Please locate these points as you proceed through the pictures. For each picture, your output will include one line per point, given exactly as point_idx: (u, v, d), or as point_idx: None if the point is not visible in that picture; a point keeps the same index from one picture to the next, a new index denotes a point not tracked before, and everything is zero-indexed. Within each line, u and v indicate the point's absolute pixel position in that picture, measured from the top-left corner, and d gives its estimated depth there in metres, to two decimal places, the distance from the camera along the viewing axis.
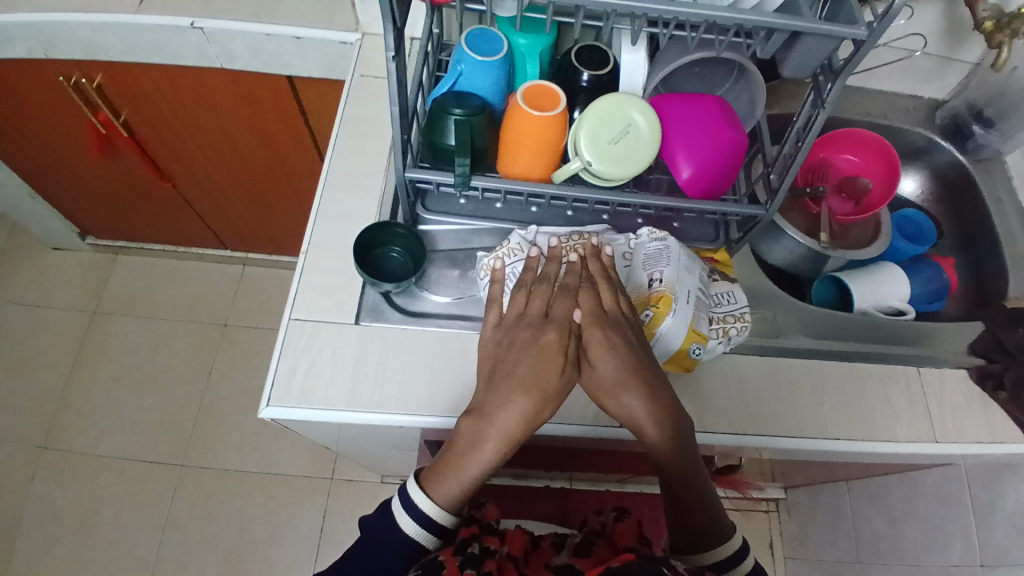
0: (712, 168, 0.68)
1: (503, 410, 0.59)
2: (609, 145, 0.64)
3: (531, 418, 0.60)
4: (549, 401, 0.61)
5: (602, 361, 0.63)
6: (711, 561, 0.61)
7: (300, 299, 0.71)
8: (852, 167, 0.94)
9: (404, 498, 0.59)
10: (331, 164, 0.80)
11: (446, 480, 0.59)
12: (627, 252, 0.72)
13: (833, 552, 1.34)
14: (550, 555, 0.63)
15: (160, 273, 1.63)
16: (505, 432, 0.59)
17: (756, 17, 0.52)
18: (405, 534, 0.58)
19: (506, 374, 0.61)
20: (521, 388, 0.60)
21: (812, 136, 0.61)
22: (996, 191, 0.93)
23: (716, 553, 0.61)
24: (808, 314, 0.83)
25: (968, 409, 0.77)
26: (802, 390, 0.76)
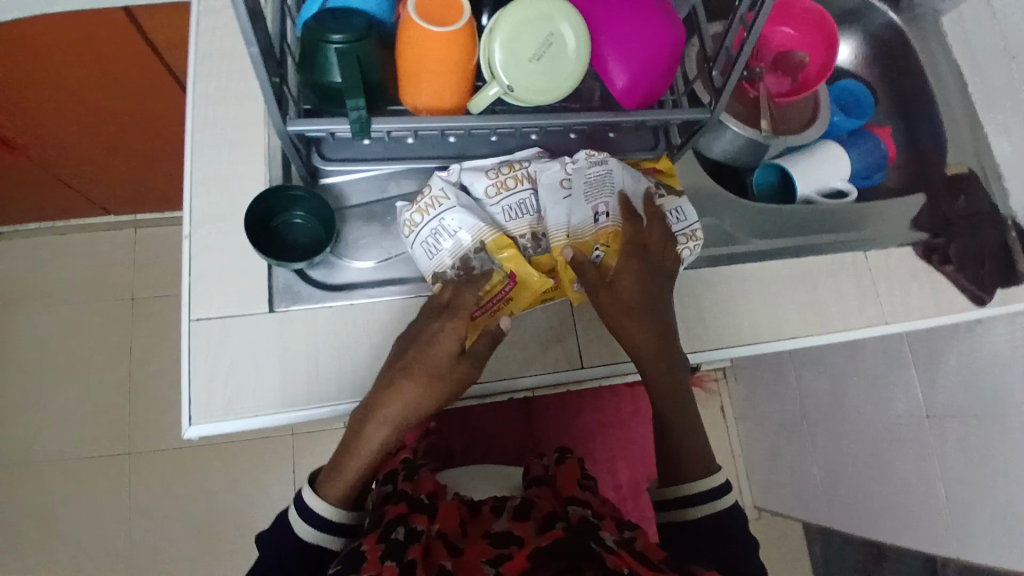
0: (649, 71, 0.59)
1: (393, 402, 0.59)
2: (530, 62, 0.53)
3: (423, 406, 0.60)
4: (443, 384, 0.60)
5: (626, 288, 0.64)
6: (689, 493, 0.61)
7: (200, 298, 0.62)
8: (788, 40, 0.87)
9: (302, 506, 0.59)
10: (196, 120, 0.66)
11: (341, 475, 0.59)
12: (565, 178, 0.64)
13: (778, 410, 1.43)
14: (490, 520, 0.65)
15: (41, 253, 1.41)
16: (392, 417, 0.59)
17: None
18: (304, 541, 0.58)
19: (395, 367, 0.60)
20: (416, 377, 0.59)
21: (760, 25, 0.54)
22: (931, 50, 0.89)
23: (694, 484, 0.62)
24: (757, 211, 0.77)
25: (915, 286, 0.78)
26: (762, 296, 0.74)
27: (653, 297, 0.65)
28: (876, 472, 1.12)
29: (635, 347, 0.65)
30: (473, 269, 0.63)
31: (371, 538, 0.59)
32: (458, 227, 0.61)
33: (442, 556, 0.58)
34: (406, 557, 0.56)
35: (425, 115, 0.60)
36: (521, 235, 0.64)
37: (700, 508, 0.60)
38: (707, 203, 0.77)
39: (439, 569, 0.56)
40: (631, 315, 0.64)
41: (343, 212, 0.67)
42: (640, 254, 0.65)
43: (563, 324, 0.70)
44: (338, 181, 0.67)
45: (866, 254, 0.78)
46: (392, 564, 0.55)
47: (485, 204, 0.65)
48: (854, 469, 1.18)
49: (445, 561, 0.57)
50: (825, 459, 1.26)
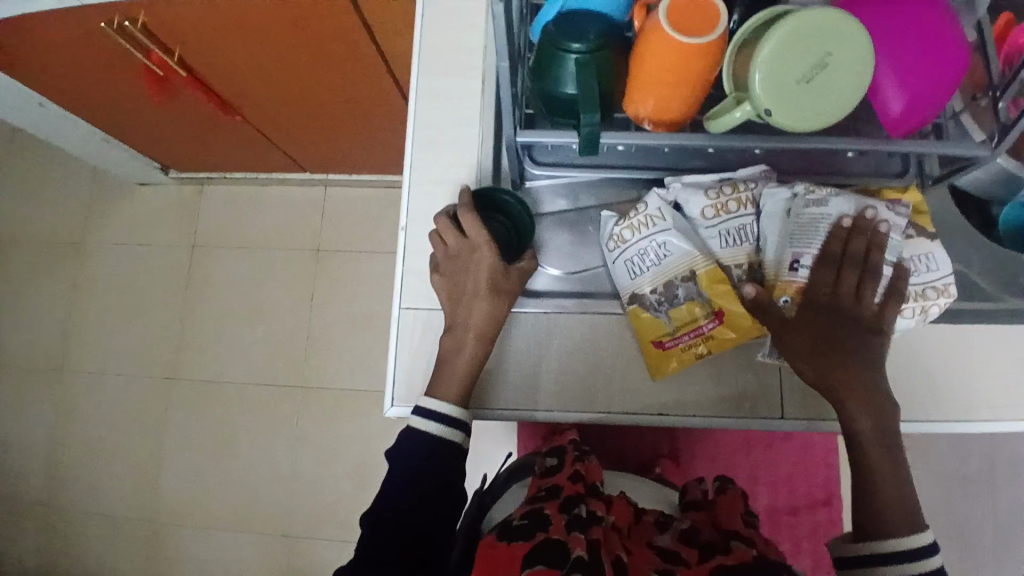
0: (927, 98, 0.51)
1: (475, 312, 0.60)
2: (795, 85, 0.47)
3: (501, 312, 0.61)
4: (510, 293, 0.61)
5: (804, 325, 0.56)
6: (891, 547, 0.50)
7: (411, 290, 0.65)
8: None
9: (421, 409, 0.59)
10: (417, 114, 0.68)
11: (448, 380, 0.60)
12: (789, 207, 0.58)
13: None
14: (652, 534, 0.62)
15: (246, 202, 1.58)
16: (478, 327, 0.60)
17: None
18: (429, 433, 0.58)
19: (464, 292, 0.60)
20: (491, 293, 0.60)
21: None
22: None
23: (895, 540, 0.50)
24: (1015, 261, 0.65)
25: None
26: (1001, 365, 0.64)
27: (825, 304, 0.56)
28: None
29: (845, 393, 0.55)
30: (677, 297, 0.59)
31: (552, 506, 0.58)
32: (670, 251, 0.59)
33: (618, 548, 0.54)
34: (591, 534, 0.54)
35: (655, 131, 0.56)
36: (734, 265, 0.60)
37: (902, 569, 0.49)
38: (948, 243, 0.66)
39: (619, 560, 0.52)
40: (830, 353, 0.55)
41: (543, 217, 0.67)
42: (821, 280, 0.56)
43: (762, 364, 0.64)
44: (549, 187, 0.67)
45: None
46: (578, 535, 0.53)
47: (699, 226, 0.60)
48: None
49: (620, 553, 0.54)
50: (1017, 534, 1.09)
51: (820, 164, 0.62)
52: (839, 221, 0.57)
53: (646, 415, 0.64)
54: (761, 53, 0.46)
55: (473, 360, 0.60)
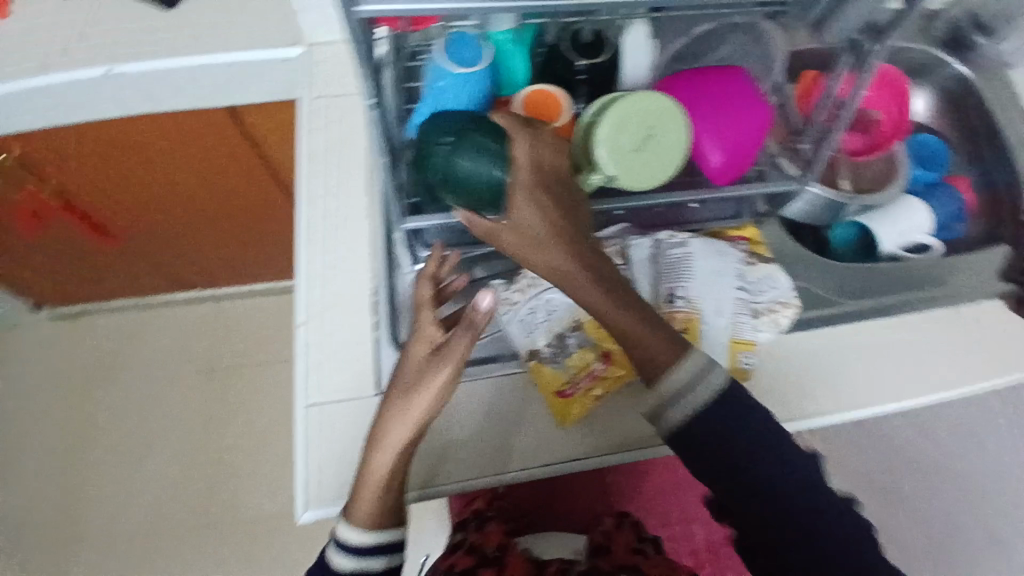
0: (739, 150, 0.62)
1: (385, 426, 0.57)
2: (632, 153, 0.56)
3: (420, 413, 0.56)
4: (428, 385, 0.56)
5: None
6: (676, 387, 0.54)
7: (316, 385, 0.66)
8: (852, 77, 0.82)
9: (336, 540, 0.59)
10: (306, 213, 0.72)
11: (360, 505, 0.58)
12: (652, 256, 0.66)
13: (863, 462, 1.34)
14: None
15: (130, 330, 1.49)
16: (395, 442, 0.56)
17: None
18: (344, 570, 0.58)
19: (397, 385, 0.58)
20: (402, 395, 0.57)
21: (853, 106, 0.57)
22: (1004, 100, 0.91)
23: (676, 372, 0.54)
24: (840, 272, 0.78)
25: (1012, 338, 0.77)
26: (856, 358, 0.74)
27: (550, 206, 0.55)
28: None
29: (587, 291, 0.56)
30: (568, 346, 0.65)
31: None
32: (555, 308, 0.66)
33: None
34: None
35: None
36: None
37: (696, 397, 0.54)
38: (788, 263, 0.78)
39: None
40: (569, 242, 0.55)
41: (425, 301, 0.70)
42: (547, 167, 0.56)
43: None
44: None
45: (975, 303, 0.78)
46: None
47: None
48: None
49: None
50: None
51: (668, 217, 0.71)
52: (694, 259, 0.64)
53: (562, 464, 0.68)
54: (610, 115, 0.56)
55: (386, 469, 0.57)
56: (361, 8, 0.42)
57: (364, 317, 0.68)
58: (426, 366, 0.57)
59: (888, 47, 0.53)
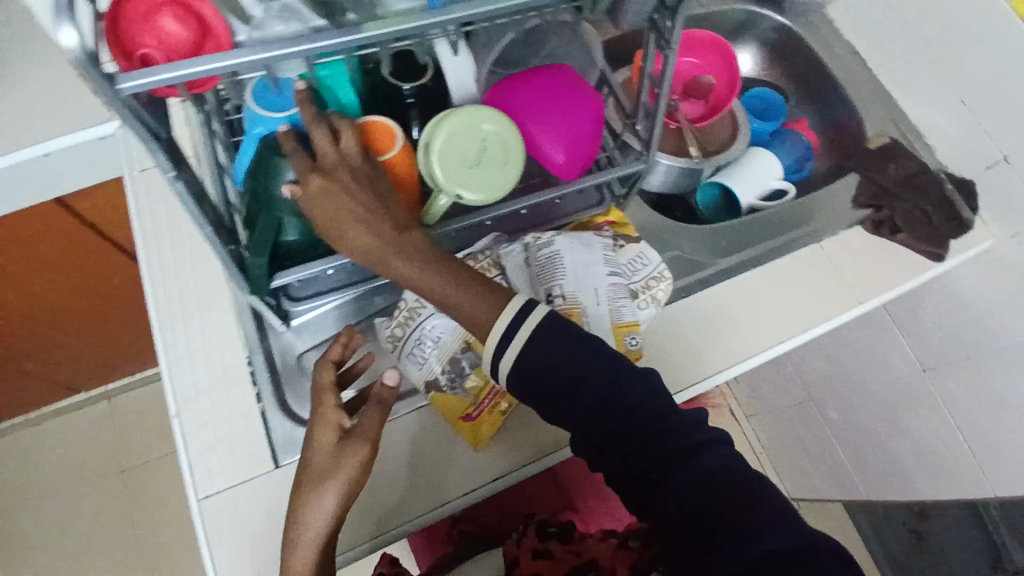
0: (578, 144, 0.63)
1: (302, 517, 0.55)
2: (468, 168, 0.57)
3: (338, 499, 0.55)
4: (342, 470, 0.55)
5: None
6: (499, 340, 0.54)
7: (204, 476, 0.61)
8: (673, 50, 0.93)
9: None
10: (157, 294, 0.67)
11: None
12: (525, 260, 0.66)
13: (787, 397, 1.41)
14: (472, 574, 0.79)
15: (24, 451, 1.39)
16: (314, 532, 0.55)
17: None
18: None
19: (310, 472, 0.56)
20: (315, 483, 0.55)
21: (667, 80, 0.59)
22: (823, 41, 0.97)
23: (498, 328, 0.54)
24: (708, 234, 0.81)
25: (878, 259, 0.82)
26: (741, 312, 0.77)
27: (334, 193, 0.51)
28: (894, 429, 1.16)
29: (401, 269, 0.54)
30: (464, 370, 0.63)
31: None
32: (442, 331, 0.63)
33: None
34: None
35: None
36: None
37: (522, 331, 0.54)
38: (660, 237, 0.81)
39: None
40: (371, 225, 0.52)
41: (308, 356, 0.67)
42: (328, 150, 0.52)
43: None
44: (317, 318, 0.68)
45: (834, 235, 0.83)
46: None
47: None
48: (878, 431, 1.19)
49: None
50: (841, 432, 1.29)
51: (532, 215, 0.74)
52: (564, 256, 0.64)
53: (485, 487, 0.66)
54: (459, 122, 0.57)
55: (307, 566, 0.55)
56: (124, 86, 0.39)
57: (245, 389, 0.64)
58: (339, 452, 0.56)
59: (682, 18, 0.55)
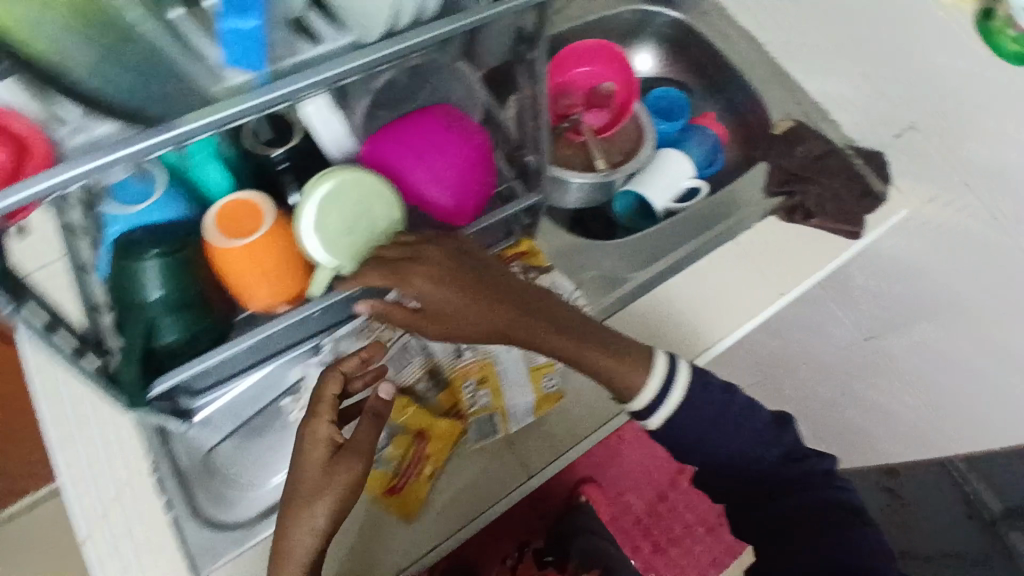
0: (463, 185, 0.61)
1: (295, 531, 0.53)
2: (359, 226, 0.55)
3: (333, 514, 0.54)
4: (333, 488, 0.54)
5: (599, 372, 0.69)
6: (653, 396, 0.63)
7: None
8: (567, 60, 0.91)
9: None
10: (49, 413, 0.66)
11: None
12: None
13: None
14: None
15: None
16: (309, 543, 0.53)
17: (438, 34, 0.46)
18: None
19: (303, 485, 0.54)
20: (307, 499, 0.54)
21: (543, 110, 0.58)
22: (719, 32, 0.96)
23: (648, 389, 0.62)
24: (623, 249, 0.81)
25: (792, 245, 0.81)
26: (660, 325, 0.76)
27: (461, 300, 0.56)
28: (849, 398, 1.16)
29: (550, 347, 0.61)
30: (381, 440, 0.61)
31: None
32: None
33: None
34: None
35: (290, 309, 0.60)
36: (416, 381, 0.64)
37: (672, 392, 0.63)
38: (576, 259, 0.80)
39: None
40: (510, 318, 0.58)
41: (218, 451, 0.65)
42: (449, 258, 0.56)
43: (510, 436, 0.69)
44: (222, 408, 0.66)
45: (750, 229, 0.82)
46: None
47: None
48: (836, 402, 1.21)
49: None
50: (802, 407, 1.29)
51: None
52: None
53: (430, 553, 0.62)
54: (322, 184, 0.53)
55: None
56: None
57: (152, 498, 0.62)
58: (331, 468, 0.54)
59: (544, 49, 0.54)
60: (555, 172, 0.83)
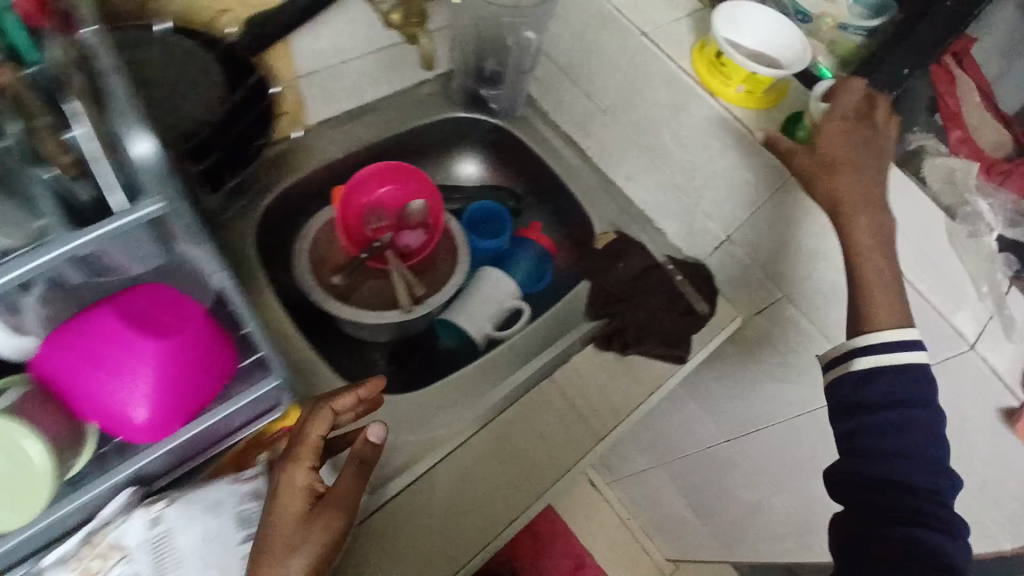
0: (172, 381, 0.52)
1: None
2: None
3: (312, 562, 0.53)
4: (329, 525, 0.54)
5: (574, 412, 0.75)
6: (885, 342, 0.62)
7: None
8: (359, 185, 0.81)
9: None
10: None
11: None
12: (161, 537, 0.54)
13: (627, 470, 1.31)
14: None
15: None
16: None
17: (31, 265, 0.36)
18: None
19: (292, 526, 0.54)
20: (291, 545, 0.53)
21: (240, 305, 0.48)
22: (540, 138, 0.91)
23: (874, 336, 0.62)
24: (452, 386, 0.74)
25: (612, 379, 0.78)
26: (490, 470, 0.71)
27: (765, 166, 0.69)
28: (721, 497, 1.10)
29: (857, 245, 0.63)
30: None
31: None
32: None
33: None
34: None
35: None
36: None
37: (892, 353, 0.62)
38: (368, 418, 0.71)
39: None
40: (865, 188, 0.63)
41: None
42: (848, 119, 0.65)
43: None
44: None
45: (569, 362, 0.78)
46: None
47: None
48: (712, 505, 1.12)
49: None
50: (681, 504, 1.22)
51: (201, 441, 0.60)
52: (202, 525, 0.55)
53: None
54: None
55: None
56: None
57: None
58: (310, 526, 0.54)
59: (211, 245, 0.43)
60: (341, 311, 0.73)
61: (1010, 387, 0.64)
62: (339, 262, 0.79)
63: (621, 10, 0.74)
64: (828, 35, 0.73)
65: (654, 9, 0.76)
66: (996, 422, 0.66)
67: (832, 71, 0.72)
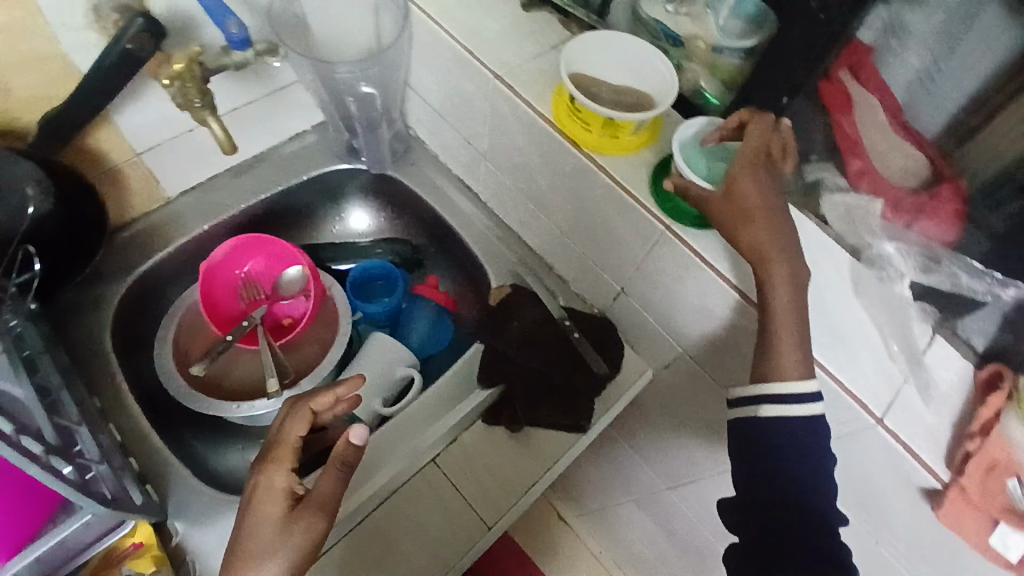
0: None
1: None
2: None
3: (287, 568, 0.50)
4: (306, 530, 0.52)
5: (490, 470, 0.71)
6: (787, 394, 0.52)
7: None
8: (225, 262, 0.76)
9: None
10: None
11: None
12: None
13: (589, 504, 1.23)
14: None
15: None
16: None
17: None
18: None
19: (269, 529, 0.52)
20: (262, 554, 0.50)
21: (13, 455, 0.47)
22: (429, 183, 0.84)
23: (778, 384, 0.52)
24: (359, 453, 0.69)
25: (512, 448, 0.72)
26: (401, 537, 0.67)
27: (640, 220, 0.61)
28: (675, 539, 1.01)
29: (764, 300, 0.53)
30: None
31: None
32: None
33: None
34: None
35: None
36: None
37: (789, 403, 0.52)
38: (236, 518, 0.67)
39: None
40: (773, 237, 0.53)
41: None
42: (748, 161, 0.55)
43: None
44: None
45: (455, 443, 0.72)
46: None
47: None
48: (669, 546, 1.05)
49: None
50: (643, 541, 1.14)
51: (44, 564, 0.58)
52: None
53: None
54: None
55: None
56: None
57: None
58: (287, 529, 0.51)
59: None
60: (202, 405, 0.71)
61: (925, 464, 0.54)
62: (211, 344, 0.77)
63: (473, 52, 0.67)
64: (705, 60, 0.65)
65: (512, 46, 0.68)
66: (918, 499, 0.57)
67: (717, 97, 0.65)
